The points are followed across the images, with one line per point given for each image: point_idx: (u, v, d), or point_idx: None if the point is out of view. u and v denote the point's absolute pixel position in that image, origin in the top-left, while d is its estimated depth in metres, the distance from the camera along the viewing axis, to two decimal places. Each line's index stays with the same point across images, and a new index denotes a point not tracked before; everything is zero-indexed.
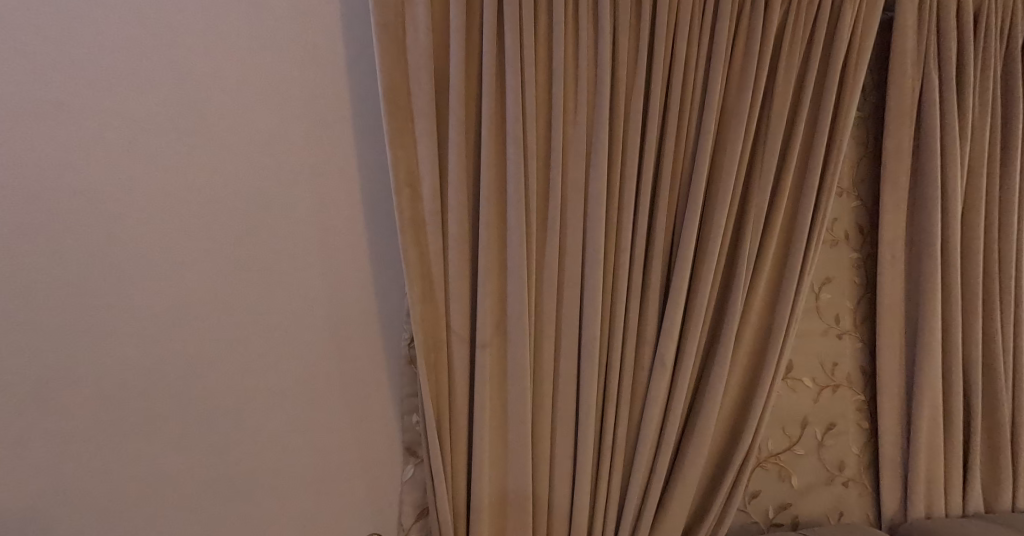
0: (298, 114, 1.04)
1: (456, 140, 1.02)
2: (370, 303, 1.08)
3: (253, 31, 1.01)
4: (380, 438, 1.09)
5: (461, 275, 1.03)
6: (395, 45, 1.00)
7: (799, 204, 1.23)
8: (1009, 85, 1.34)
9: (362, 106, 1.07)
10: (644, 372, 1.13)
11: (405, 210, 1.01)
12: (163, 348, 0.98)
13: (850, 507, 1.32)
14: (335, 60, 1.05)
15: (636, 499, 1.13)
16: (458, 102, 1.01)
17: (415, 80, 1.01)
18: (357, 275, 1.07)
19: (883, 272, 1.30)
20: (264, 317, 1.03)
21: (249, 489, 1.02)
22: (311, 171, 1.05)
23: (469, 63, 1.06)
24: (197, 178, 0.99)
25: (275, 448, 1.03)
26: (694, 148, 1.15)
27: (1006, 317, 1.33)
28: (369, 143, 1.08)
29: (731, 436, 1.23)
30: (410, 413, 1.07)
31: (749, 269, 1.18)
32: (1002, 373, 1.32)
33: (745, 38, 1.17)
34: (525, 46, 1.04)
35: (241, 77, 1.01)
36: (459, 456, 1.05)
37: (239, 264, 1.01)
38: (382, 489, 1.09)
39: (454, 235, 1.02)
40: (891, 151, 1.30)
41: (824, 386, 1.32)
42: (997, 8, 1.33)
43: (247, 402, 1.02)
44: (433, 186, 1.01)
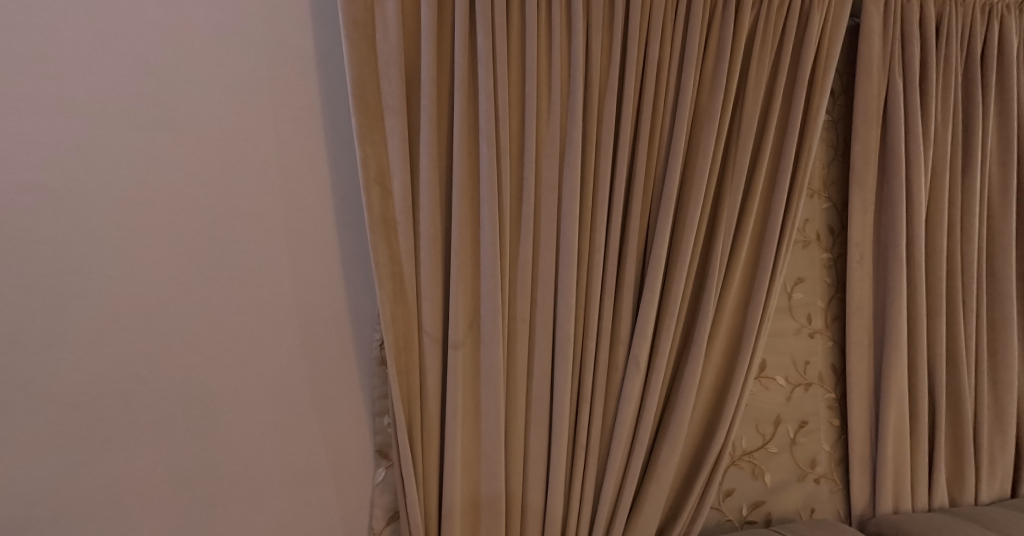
0: (267, 113, 1.02)
1: (428, 139, 1.01)
2: (341, 304, 1.07)
3: (221, 28, 1.00)
4: (351, 441, 1.08)
5: (433, 275, 1.02)
6: (365, 44, 1.00)
7: (770, 204, 1.25)
8: (970, 90, 1.38)
9: (333, 104, 1.06)
10: (618, 371, 1.14)
11: (375, 209, 1.00)
12: (126, 351, 0.96)
13: (821, 504, 1.34)
14: (304, 58, 1.04)
15: (610, 499, 1.13)
16: (430, 102, 1.01)
17: (385, 78, 1.00)
18: (328, 276, 1.06)
19: (852, 271, 1.33)
20: (232, 317, 1.01)
21: (216, 493, 1.00)
22: (281, 169, 1.03)
23: (442, 62, 1.05)
24: (162, 176, 0.97)
25: (243, 452, 1.02)
26: (668, 149, 1.16)
27: (968, 315, 1.36)
28: (339, 142, 1.07)
29: (704, 434, 1.25)
30: (381, 415, 1.06)
31: (721, 269, 1.20)
32: (965, 371, 1.36)
33: (717, 39, 1.18)
34: (498, 45, 1.04)
35: (209, 75, 0.99)
36: (431, 457, 1.05)
37: (205, 264, 0.99)
38: (353, 492, 1.08)
39: (426, 235, 1.02)
40: (859, 154, 1.33)
41: (796, 384, 1.34)
42: (958, 16, 1.36)
43: (214, 405, 1.00)
44: (404, 185, 1.01)
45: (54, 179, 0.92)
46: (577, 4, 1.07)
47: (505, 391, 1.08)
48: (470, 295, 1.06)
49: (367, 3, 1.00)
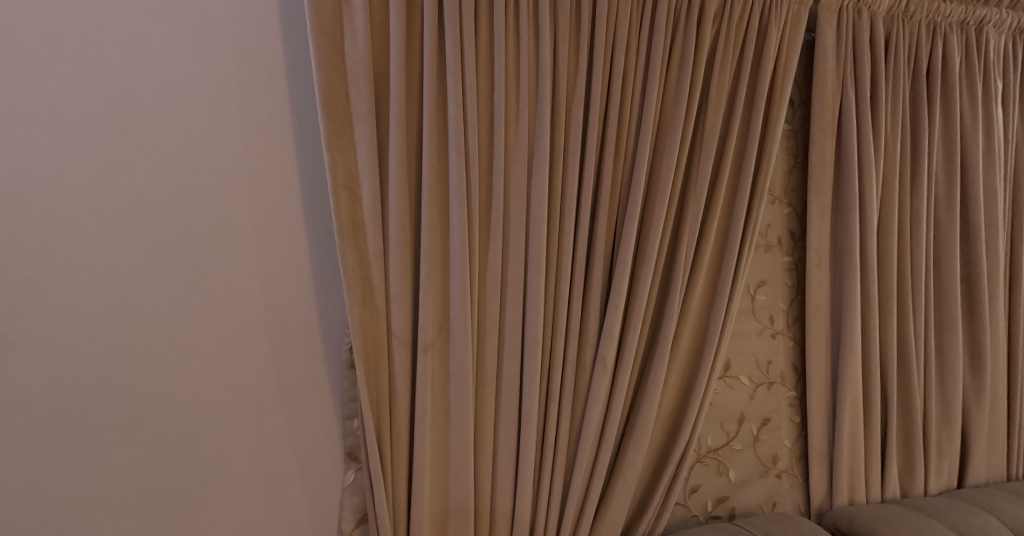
0: (235, 114, 1.01)
1: (397, 145, 1.02)
2: (309, 307, 1.06)
3: (187, 29, 0.99)
4: (321, 445, 1.07)
5: (403, 280, 1.03)
6: (333, 50, 1.00)
7: (733, 209, 1.29)
8: (917, 103, 1.45)
9: (301, 107, 1.05)
10: (586, 373, 1.16)
11: (344, 212, 1.00)
12: (88, 356, 0.93)
13: (783, 497, 1.38)
14: (272, 61, 1.04)
15: (578, 500, 1.15)
16: (398, 108, 1.02)
17: (354, 85, 1.00)
18: (297, 279, 1.05)
19: (811, 274, 1.38)
20: (198, 323, 0.99)
21: (182, 499, 0.99)
22: (249, 172, 1.02)
23: (411, 70, 1.06)
24: (124, 177, 0.95)
25: (210, 458, 1.00)
26: (633, 157, 1.19)
27: (918, 316, 1.43)
28: (307, 145, 1.06)
29: (669, 433, 1.28)
30: (350, 418, 1.06)
31: (685, 274, 1.24)
32: (915, 369, 1.42)
33: (681, 50, 1.21)
34: (467, 54, 1.05)
35: (174, 75, 0.98)
36: (401, 461, 1.05)
37: (170, 267, 0.98)
38: (322, 496, 1.07)
39: (395, 239, 1.02)
40: (816, 161, 1.38)
41: (759, 383, 1.38)
42: (906, 32, 1.43)
43: (180, 410, 0.98)
44: (372, 190, 1.01)
45: (10, 180, 0.90)
46: (544, 16, 1.09)
47: (475, 394, 1.09)
48: (439, 299, 1.06)
49: (334, 9, 1.00)
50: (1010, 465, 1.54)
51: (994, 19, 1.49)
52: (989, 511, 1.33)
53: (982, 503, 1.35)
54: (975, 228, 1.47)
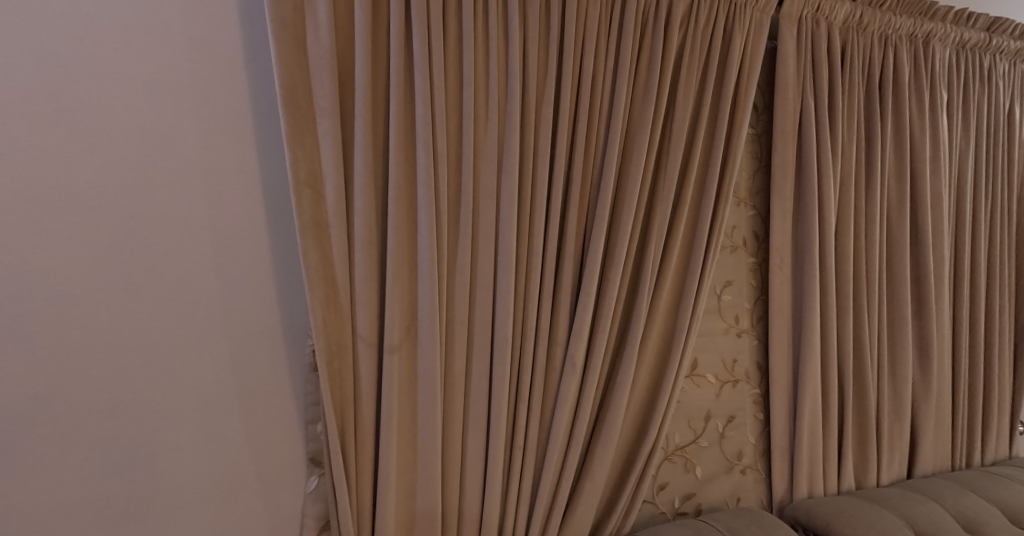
0: (195, 112, 1.01)
1: (362, 143, 1.02)
2: (272, 308, 1.06)
3: (144, 30, 0.97)
4: (283, 449, 1.06)
5: (368, 280, 1.03)
6: (296, 46, 0.99)
7: (699, 211, 1.33)
8: (872, 110, 1.50)
9: (263, 106, 1.05)
10: (556, 372, 1.18)
11: (306, 211, 1.00)
12: (40, 356, 0.92)
13: (746, 492, 1.42)
14: (232, 61, 1.03)
15: (547, 497, 1.17)
16: (364, 106, 1.02)
17: (317, 81, 1.00)
18: (258, 279, 1.05)
19: (774, 274, 1.42)
20: (156, 327, 0.98)
21: (139, 506, 0.97)
22: (209, 171, 1.02)
23: (378, 68, 1.06)
24: (79, 175, 0.94)
25: (168, 461, 0.99)
26: (602, 159, 1.21)
27: (872, 316, 1.48)
28: (269, 146, 1.06)
29: (638, 430, 1.30)
30: (313, 422, 1.05)
31: (654, 273, 1.26)
32: (870, 366, 1.47)
33: (649, 53, 1.24)
34: (434, 53, 1.06)
35: (131, 72, 0.97)
36: (366, 462, 1.05)
37: (127, 266, 0.96)
38: (284, 500, 1.07)
39: (361, 238, 1.02)
40: (778, 165, 1.42)
41: (725, 381, 1.42)
42: (861, 43, 1.49)
43: (136, 411, 0.97)
44: (336, 188, 1.01)
45: None
46: (514, 16, 1.11)
47: (443, 393, 1.10)
48: (407, 299, 1.07)
49: (296, 4, 1.00)
50: (953, 458, 1.62)
51: (940, 33, 1.57)
52: (935, 500, 1.39)
53: (930, 493, 1.41)
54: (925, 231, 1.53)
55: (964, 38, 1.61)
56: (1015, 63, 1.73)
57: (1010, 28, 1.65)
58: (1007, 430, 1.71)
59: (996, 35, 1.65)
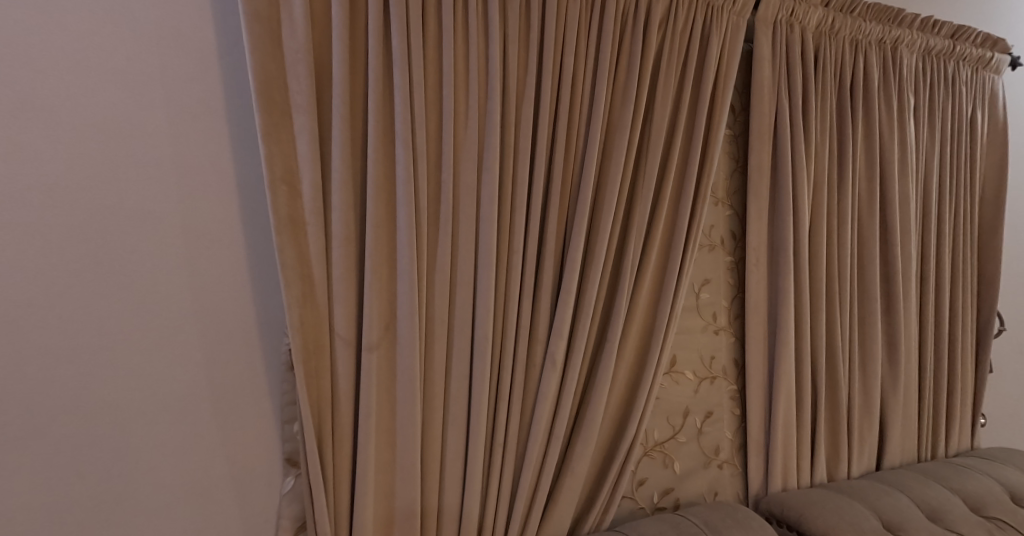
0: (167, 107, 1.00)
1: (340, 139, 1.02)
2: (247, 305, 1.05)
3: (115, 25, 0.96)
4: (258, 448, 1.06)
5: (346, 277, 1.03)
6: (271, 40, 0.99)
7: (678, 210, 1.35)
8: (843, 113, 1.54)
9: (238, 100, 1.05)
10: (536, 370, 1.19)
11: (282, 208, 0.99)
12: (7, 353, 0.90)
13: (723, 487, 1.45)
14: (205, 58, 1.02)
15: (527, 494, 1.18)
16: (341, 102, 1.02)
17: (293, 75, 1.00)
18: (233, 278, 1.04)
19: (750, 273, 1.45)
20: (129, 327, 0.97)
21: (111, 507, 0.97)
22: (182, 166, 1.01)
23: (356, 65, 1.06)
24: (49, 173, 0.93)
25: (142, 462, 0.98)
26: (582, 158, 1.23)
27: (844, 313, 1.52)
28: (243, 143, 1.05)
29: (618, 428, 1.32)
30: (290, 422, 1.04)
31: (633, 272, 1.28)
32: (841, 362, 1.51)
33: (629, 53, 1.26)
34: (413, 51, 1.06)
35: (102, 68, 0.96)
36: (343, 462, 1.05)
37: (97, 261, 0.95)
38: (259, 500, 1.06)
39: (338, 236, 1.02)
40: (754, 165, 1.44)
41: (703, 378, 1.44)
42: (832, 48, 1.52)
43: (107, 409, 0.96)
44: (313, 184, 1.01)
45: None
46: (493, 16, 1.12)
47: (423, 392, 1.10)
48: (386, 297, 1.07)
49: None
50: (919, 450, 1.67)
51: (907, 39, 1.61)
52: (903, 492, 1.42)
53: (898, 485, 1.45)
54: (893, 231, 1.58)
55: (931, 44, 1.66)
56: (980, 69, 1.77)
57: (972, 36, 1.70)
58: (969, 424, 1.77)
59: (960, 42, 1.70)
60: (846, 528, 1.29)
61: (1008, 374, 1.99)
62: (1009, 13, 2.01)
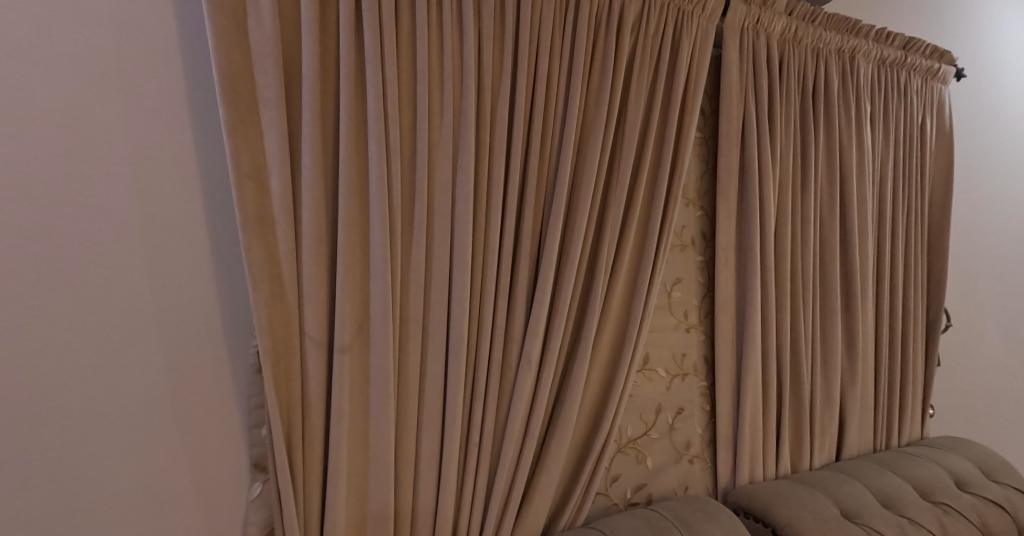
0: (130, 103, 0.99)
1: (310, 136, 1.02)
2: (212, 306, 1.04)
3: (76, 21, 0.95)
4: (225, 453, 1.05)
5: (317, 276, 1.03)
6: (236, 34, 0.99)
7: (650, 212, 1.38)
8: (807, 118, 1.59)
9: (202, 97, 1.04)
10: (511, 370, 1.21)
11: (250, 206, 0.99)
12: None
13: (694, 481, 1.48)
14: (169, 55, 1.02)
15: (502, 491, 1.19)
16: (312, 99, 1.02)
17: (261, 69, 1.00)
18: (198, 279, 1.03)
19: (720, 272, 1.49)
20: (90, 327, 0.96)
21: (71, 512, 0.94)
22: (145, 165, 1.00)
23: (328, 63, 1.07)
24: (6, 171, 0.91)
25: (102, 465, 0.96)
26: (557, 160, 1.25)
27: (807, 310, 1.57)
28: (208, 143, 1.05)
29: (591, 424, 1.35)
30: (257, 426, 1.03)
31: (607, 271, 1.31)
32: (805, 358, 1.56)
33: (603, 56, 1.28)
34: (387, 50, 1.07)
35: (62, 64, 0.94)
36: (313, 464, 1.04)
37: (56, 261, 0.94)
38: (226, 506, 1.05)
39: (309, 235, 1.03)
40: (724, 168, 1.48)
41: (675, 375, 1.47)
42: (796, 55, 1.57)
43: (66, 412, 0.94)
44: (282, 181, 1.01)
45: None
46: (468, 16, 1.13)
47: (397, 392, 1.11)
48: (359, 297, 1.07)
49: None
50: (875, 440, 1.73)
51: (864, 49, 1.67)
52: (858, 479, 1.49)
53: (853, 473, 1.51)
54: (850, 232, 1.64)
55: (886, 55, 1.72)
56: (930, 80, 1.84)
57: (924, 47, 1.77)
58: (920, 415, 1.84)
59: (911, 54, 1.77)
60: (809, 518, 1.34)
61: (956, 367, 2.09)
62: (954, 24, 2.11)
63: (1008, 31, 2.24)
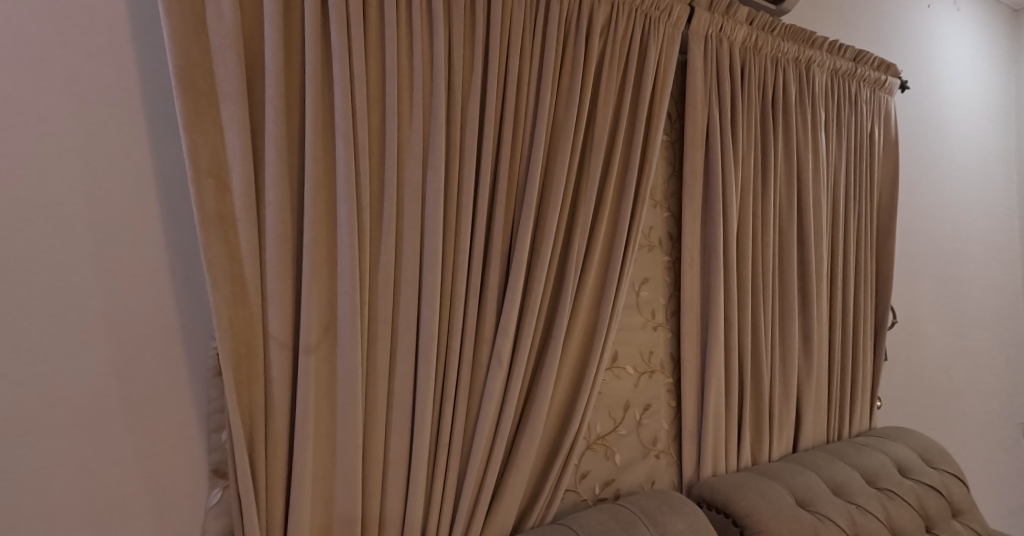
0: (84, 96, 0.97)
1: (273, 131, 1.02)
2: (168, 304, 1.03)
3: (28, 14, 0.94)
4: (182, 457, 1.03)
5: (281, 276, 1.03)
6: (195, 26, 0.98)
7: (619, 212, 1.41)
8: (767, 123, 1.65)
9: (157, 89, 1.03)
10: (482, 369, 1.22)
11: (209, 203, 0.98)
12: None
13: (660, 475, 1.52)
14: (125, 49, 1.00)
15: (473, 488, 1.21)
16: (275, 94, 1.02)
17: (220, 61, 0.99)
18: (154, 278, 1.02)
19: (685, 272, 1.53)
20: (41, 324, 0.94)
21: (18, 514, 0.92)
22: (99, 160, 0.98)
23: (293, 59, 1.07)
24: None
25: (52, 466, 0.94)
26: (528, 161, 1.27)
27: (767, 308, 1.62)
28: (164, 138, 1.03)
29: (561, 421, 1.37)
30: (217, 430, 1.02)
31: (577, 271, 1.33)
32: (765, 355, 1.61)
33: (573, 59, 1.31)
34: (355, 47, 1.08)
35: (13, 57, 0.93)
36: (277, 466, 1.04)
37: (5, 256, 0.92)
38: (182, 510, 1.03)
39: (273, 234, 1.03)
40: (689, 171, 1.52)
41: (643, 372, 1.51)
42: (757, 64, 1.62)
43: (16, 409, 0.92)
44: (243, 176, 1.00)
45: None
46: (438, 17, 1.14)
47: (366, 391, 1.11)
48: (326, 295, 1.08)
49: None
50: (828, 431, 1.79)
51: (819, 59, 1.74)
52: (813, 470, 1.54)
53: (809, 464, 1.57)
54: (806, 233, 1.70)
55: (838, 66, 1.79)
56: (877, 91, 1.92)
57: (871, 60, 1.86)
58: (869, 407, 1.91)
59: (861, 65, 1.85)
60: (767, 507, 1.39)
61: (905, 363, 2.17)
62: (903, 35, 2.21)
63: (945, 43, 2.38)
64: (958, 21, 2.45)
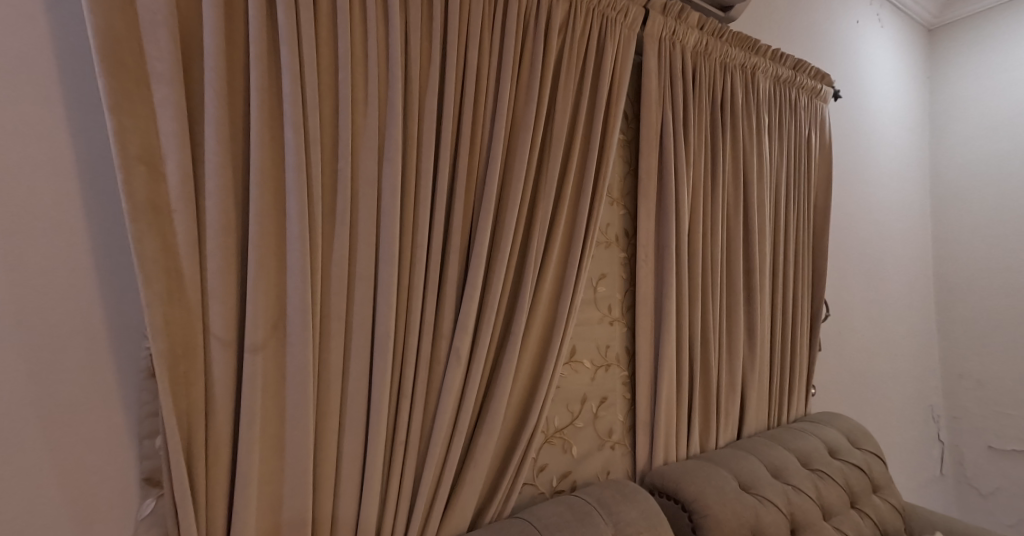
0: (7, 79, 0.95)
1: (213, 116, 1.01)
2: (98, 297, 1.00)
3: None
4: (112, 460, 1.00)
5: (224, 271, 1.02)
6: (124, 6, 0.96)
7: (578, 209, 1.44)
8: (717, 124, 1.71)
9: (86, 73, 1.00)
10: (440, 364, 1.24)
11: (140, 191, 0.96)
12: None
13: (614, 465, 1.55)
14: (51, 29, 0.98)
15: (431, 482, 1.22)
16: (217, 79, 1.01)
17: (152, 40, 0.97)
18: (82, 270, 0.99)
19: (640, 268, 1.57)
20: None
21: None
22: (23, 145, 0.95)
23: (235, 46, 1.06)
24: None
25: None
26: (487, 158, 1.28)
27: (716, 303, 1.69)
28: (93, 123, 1.01)
29: (520, 415, 1.39)
30: (149, 436, 1.00)
31: (536, 267, 1.36)
32: (713, 347, 1.67)
33: (531, 58, 1.33)
34: (303, 36, 1.07)
35: None
36: (220, 471, 1.02)
37: None
38: (114, 514, 1.00)
39: (214, 227, 1.01)
40: (644, 171, 1.56)
41: (599, 366, 1.55)
42: (708, 68, 1.68)
43: None
44: (179, 163, 0.99)
45: None
46: (394, 11, 1.15)
47: (319, 386, 1.11)
48: (273, 288, 1.07)
49: None
50: (769, 418, 1.87)
51: (763, 67, 1.81)
52: (756, 455, 1.61)
53: (752, 450, 1.64)
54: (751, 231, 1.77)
55: (779, 74, 1.87)
56: (813, 100, 2.01)
57: (808, 69, 1.94)
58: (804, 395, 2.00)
59: (800, 73, 1.93)
60: (713, 492, 1.45)
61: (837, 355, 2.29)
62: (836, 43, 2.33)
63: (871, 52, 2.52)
64: (882, 31, 2.60)
